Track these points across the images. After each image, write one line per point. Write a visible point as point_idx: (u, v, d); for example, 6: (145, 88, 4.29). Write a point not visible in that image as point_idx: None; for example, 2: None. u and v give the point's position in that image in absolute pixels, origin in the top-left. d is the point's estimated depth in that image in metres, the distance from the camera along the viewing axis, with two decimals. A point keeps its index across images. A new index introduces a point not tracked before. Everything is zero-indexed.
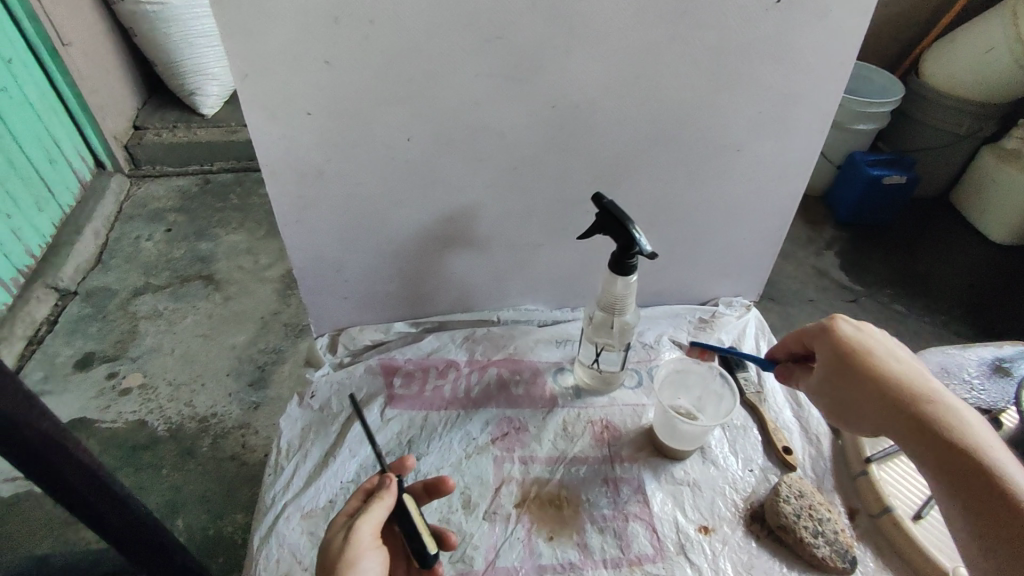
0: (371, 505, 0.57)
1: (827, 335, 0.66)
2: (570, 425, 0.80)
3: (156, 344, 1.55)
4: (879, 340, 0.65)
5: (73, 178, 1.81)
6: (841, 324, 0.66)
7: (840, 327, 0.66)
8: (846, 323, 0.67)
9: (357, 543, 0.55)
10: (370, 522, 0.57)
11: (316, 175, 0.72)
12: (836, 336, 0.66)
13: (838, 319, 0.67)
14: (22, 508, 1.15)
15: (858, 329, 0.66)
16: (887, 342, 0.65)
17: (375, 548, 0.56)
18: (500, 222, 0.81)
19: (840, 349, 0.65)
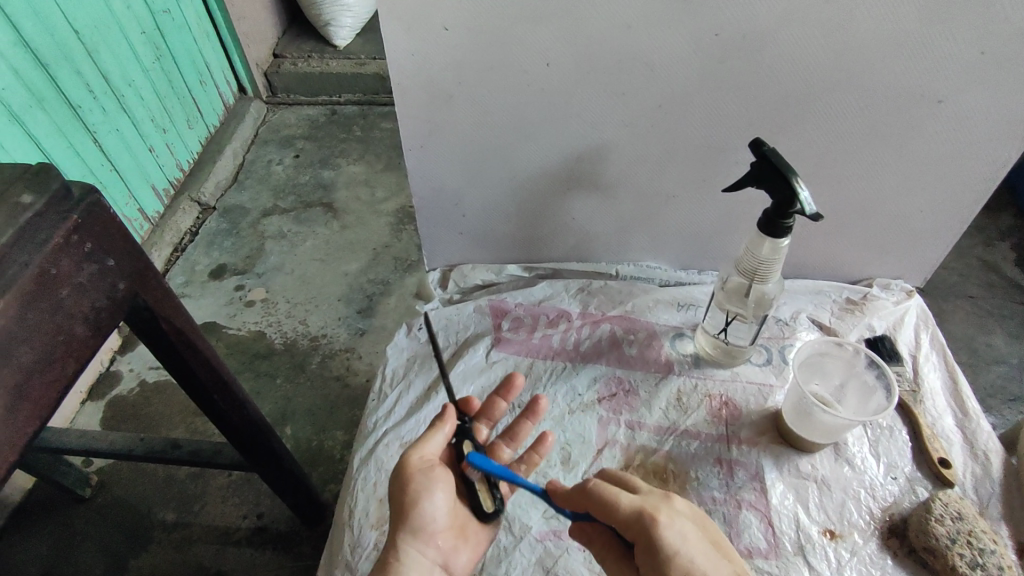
0: (427, 433, 0.53)
1: (651, 553, 0.49)
2: (684, 396, 0.73)
3: (278, 264, 1.64)
4: (691, 566, 0.48)
5: (218, 100, 1.92)
6: (665, 538, 0.49)
7: (669, 546, 0.48)
8: (665, 533, 0.49)
9: (413, 465, 0.52)
10: (427, 446, 0.53)
11: (446, 98, 0.68)
12: (663, 564, 0.48)
13: (660, 527, 0.49)
14: (162, 396, 1.27)
15: (677, 552, 0.48)
16: (692, 550, 0.49)
17: (434, 471, 0.52)
18: (633, 167, 0.74)
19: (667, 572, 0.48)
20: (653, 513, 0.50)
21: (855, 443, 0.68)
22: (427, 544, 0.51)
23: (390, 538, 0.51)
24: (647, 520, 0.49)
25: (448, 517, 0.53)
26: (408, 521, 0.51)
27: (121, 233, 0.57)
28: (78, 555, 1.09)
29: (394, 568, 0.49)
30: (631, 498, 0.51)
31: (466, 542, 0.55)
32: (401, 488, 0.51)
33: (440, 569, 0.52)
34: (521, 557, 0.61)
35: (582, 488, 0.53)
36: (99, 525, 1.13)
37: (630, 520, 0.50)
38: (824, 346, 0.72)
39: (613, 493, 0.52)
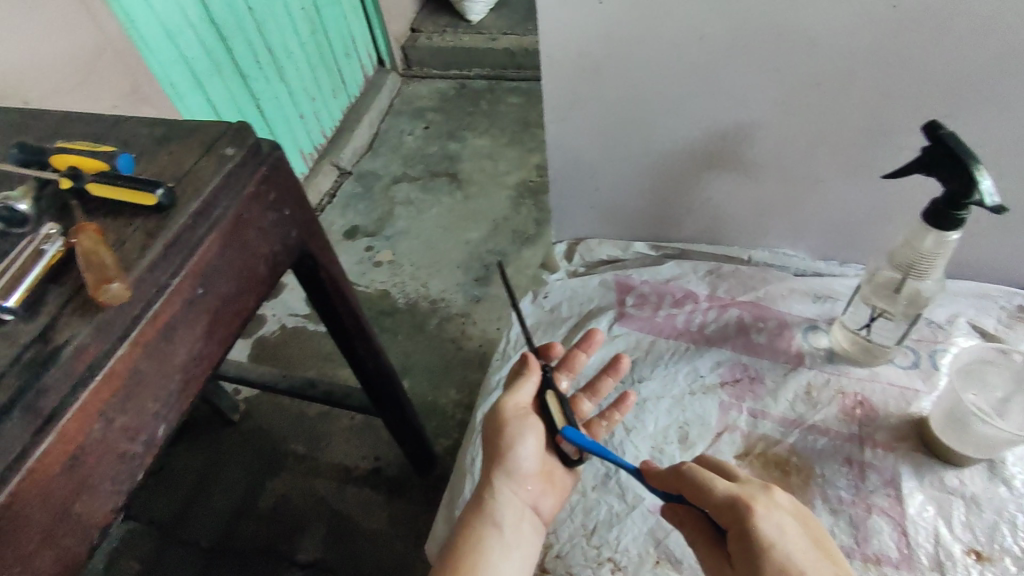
0: (517, 383, 0.59)
1: (743, 542, 0.48)
2: (815, 391, 0.70)
3: (405, 229, 1.74)
4: (789, 560, 0.46)
5: (360, 72, 2.05)
6: (762, 529, 0.47)
7: (762, 536, 0.47)
8: (760, 522, 0.47)
9: (507, 411, 0.58)
10: (518, 394, 0.59)
11: (592, 70, 0.69)
12: (756, 554, 0.47)
13: (754, 516, 0.48)
14: (299, 341, 1.41)
15: (773, 544, 0.46)
16: (790, 546, 0.47)
17: (525, 417, 0.57)
18: (780, 149, 0.71)
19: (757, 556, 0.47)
20: (748, 501, 0.49)
21: (1014, 463, 0.62)
22: (519, 485, 0.57)
23: (486, 476, 0.57)
24: (741, 507, 0.48)
25: (537, 462, 0.58)
26: (501, 461, 0.57)
27: (296, 187, 0.64)
28: (227, 470, 1.26)
29: (489, 501, 0.55)
30: (724, 485, 0.50)
31: (551, 488, 0.60)
32: (495, 430, 0.57)
33: (530, 509, 0.57)
34: (632, 526, 0.62)
35: (676, 471, 0.54)
36: (242, 450, 1.28)
37: (724, 505, 0.49)
38: (984, 352, 0.66)
39: (707, 477, 0.51)
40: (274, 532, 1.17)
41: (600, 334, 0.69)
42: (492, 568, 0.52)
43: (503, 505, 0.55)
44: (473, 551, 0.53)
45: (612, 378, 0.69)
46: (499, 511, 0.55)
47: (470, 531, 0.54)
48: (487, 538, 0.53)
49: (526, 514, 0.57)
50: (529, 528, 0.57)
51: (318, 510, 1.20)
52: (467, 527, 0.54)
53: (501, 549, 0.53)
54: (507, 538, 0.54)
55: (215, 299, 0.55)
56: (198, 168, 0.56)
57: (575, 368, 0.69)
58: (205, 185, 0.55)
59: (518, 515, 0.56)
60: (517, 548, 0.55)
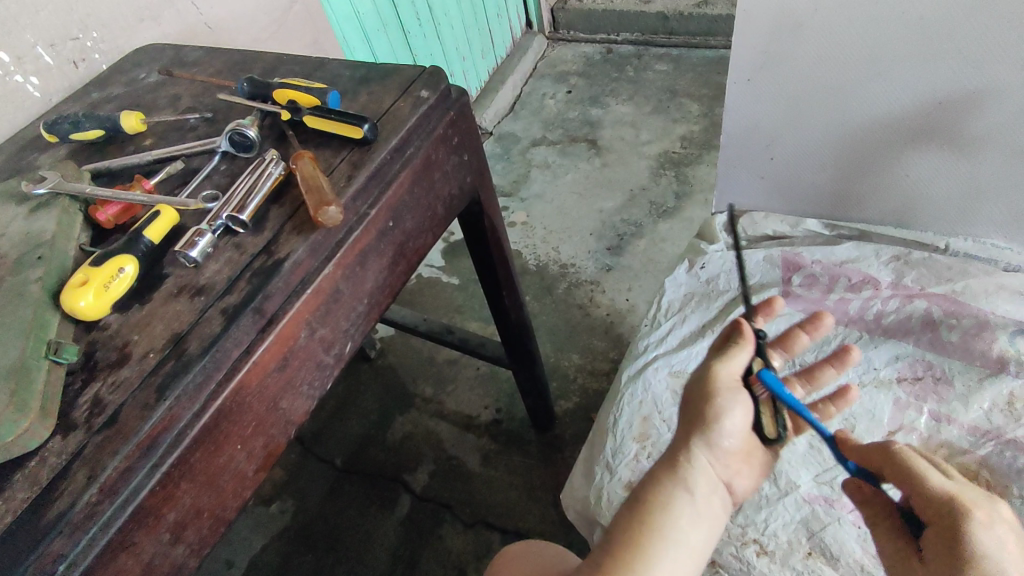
0: (728, 349, 0.53)
1: (948, 543, 0.43)
2: (1019, 403, 0.61)
3: (540, 192, 1.75)
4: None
5: (508, 35, 2.07)
6: (980, 539, 0.42)
7: (979, 546, 0.42)
8: (978, 532, 0.42)
9: (719, 378, 0.51)
10: (732, 363, 0.52)
11: (793, 27, 0.64)
12: (964, 561, 0.42)
13: (974, 525, 0.43)
14: (434, 291, 1.49)
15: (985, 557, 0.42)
16: (1004, 566, 0.42)
17: (741, 390, 0.51)
18: (1013, 122, 0.61)
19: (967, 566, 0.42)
20: (969, 507, 0.43)
21: None
22: (719, 458, 0.50)
23: (682, 441, 0.51)
24: (958, 510, 0.43)
25: (744, 438, 0.51)
26: (703, 428, 0.50)
27: (474, 133, 0.66)
28: (361, 400, 1.37)
29: (685, 466, 0.49)
30: (942, 483, 0.45)
31: (751, 468, 0.53)
32: (703, 396, 0.51)
33: (724, 485, 0.51)
34: (783, 511, 0.59)
35: (884, 448, 0.48)
36: (376, 385, 1.39)
37: (936, 503, 0.44)
38: None
39: (922, 468, 0.46)
40: (398, 462, 1.26)
41: (830, 318, 0.60)
42: (678, 533, 0.46)
43: (702, 474, 0.49)
44: (662, 512, 0.47)
45: (836, 371, 0.60)
46: (694, 478, 0.49)
47: (659, 490, 0.48)
48: (678, 502, 0.48)
49: (720, 489, 0.50)
50: (721, 505, 0.50)
51: (440, 449, 1.27)
52: (655, 485, 0.49)
53: (690, 515, 0.47)
54: (701, 509, 0.48)
55: (401, 232, 0.58)
56: (396, 107, 0.59)
57: (792, 349, 0.62)
58: (404, 124, 0.58)
59: (713, 488, 0.50)
60: (710, 523, 0.48)
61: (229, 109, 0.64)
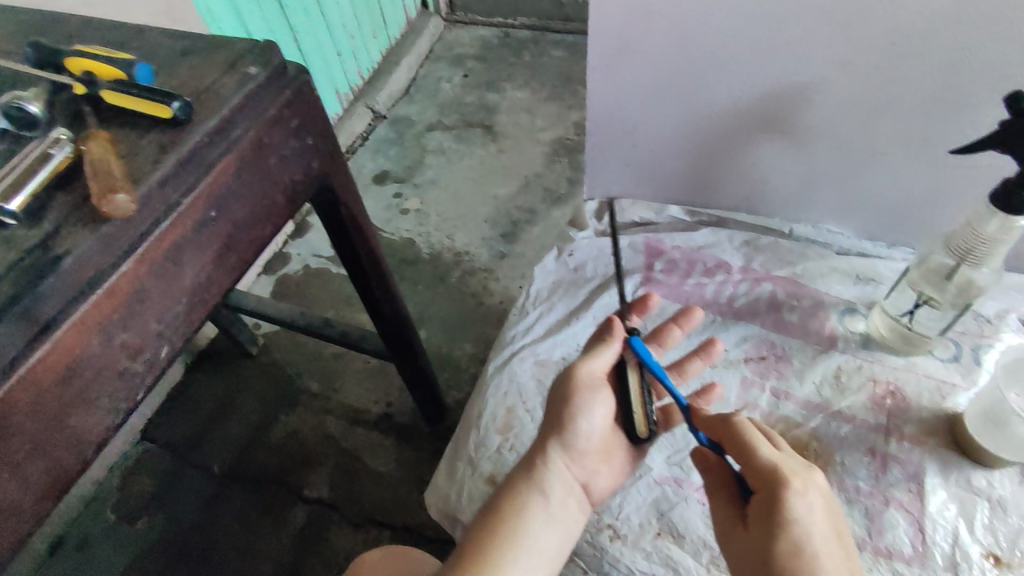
0: (594, 350, 0.56)
1: (768, 509, 0.46)
2: (845, 376, 0.67)
3: (435, 177, 1.69)
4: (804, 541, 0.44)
5: (401, 13, 1.98)
6: (793, 504, 0.45)
7: (790, 512, 0.45)
8: (795, 499, 0.45)
9: (580, 379, 0.55)
10: (596, 361, 0.56)
11: (644, 14, 0.63)
12: (776, 524, 0.45)
13: (788, 491, 0.45)
14: (319, 282, 1.40)
15: (796, 520, 0.45)
16: (812, 529, 0.45)
17: (598, 390, 0.55)
18: (839, 115, 0.65)
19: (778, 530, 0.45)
20: (788, 475, 0.46)
21: None
22: (575, 460, 0.54)
23: (542, 444, 0.55)
24: (780, 479, 0.46)
25: (601, 438, 0.56)
26: (560, 431, 0.54)
27: (320, 114, 0.61)
28: (241, 401, 1.19)
29: (541, 472, 0.53)
30: (771, 453, 0.48)
31: (610, 467, 0.57)
32: (562, 398, 0.55)
33: (580, 487, 0.55)
34: (636, 495, 0.61)
35: (726, 418, 0.51)
36: (258, 384, 1.21)
37: (762, 470, 0.47)
38: None
39: (754, 437, 0.49)
40: None
41: (700, 313, 0.64)
42: (530, 539, 0.51)
43: (555, 477, 0.53)
44: (514, 518, 0.51)
45: (703, 362, 0.65)
46: (549, 482, 0.53)
47: (515, 496, 0.52)
48: (531, 507, 0.52)
49: (574, 491, 0.54)
50: (577, 506, 0.55)
51: None
52: (512, 490, 0.53)
53: (543, 519, 0.52)
54: (553, 511, 0.53)
55: (228, 224, 0.53)
56: (220, 85, 0.54)
57: (666, 342, 0.65)
58: (225, 104, 0.52)
59: (568, 490, 0.54)
60: (561, 525, 0.53)
61: (8, 80, 0.55)
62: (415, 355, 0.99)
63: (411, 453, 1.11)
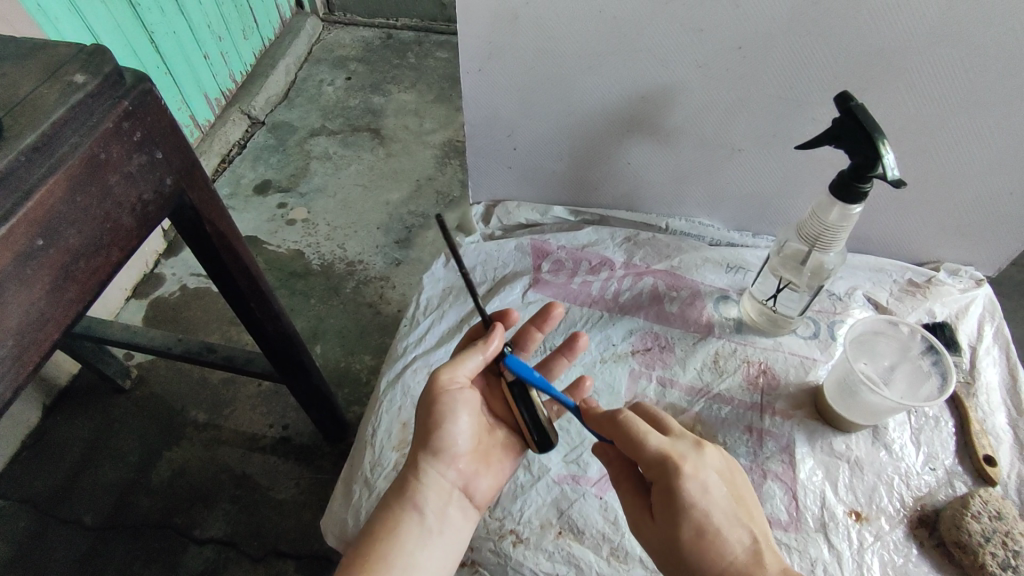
0: (460, 356, 0.55)
1: (669, 498, 0.48)
2: (722, 359, 0.71)
3: (322, 185, 1.61)
4: (707, 518, 0.47)
5: (275, 13, 1.86)
6: (687, 488, 0.47)
7: (687, 498, 0.47)
8: (687, 481, 0.47)
9: (442, 385, 0.55)
10: (459, 367, 0.55)
11: (510, 19, 0.64)
12: (678, 511, 0.47)
13: (681, 475, 0.47)
14: (198, 303, 1.28)
15: (693, 501, 0.47)
16: (709, 508, 0.47)
17: (462, 393, 0.55)
18: (698, 114, 0.69)
19: (681, 523, 0.47)
20: (678, 460, 0.48)
21: (896, 429, 0.65)
22: (449, 466, 0.54)
23: (413, 457, 0.54)
24: (671, 465, 0.48)
25: (471, 439, 0.56)
26: (430, 442, 0.54)
27: (171, 125, 0.56)
28: (116, 439, 1.07)
29: (413, 485, 0.53)
30: (658, 437, 0.50)
31: (488, 470, 0.57)
32: (427, 406, 0.54)
33: (459, 492, 0.55)
34: (536, 497, 0.61)
35: (613, 416, 0.51)
36: (134, 419, 1.09)
37: (653, 463, 0.49)
38: (876, 324, 0.68)
39: (642, 430, 0.50)
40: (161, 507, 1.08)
41: (560, 310, 0.64)
42: (405, 555, 0.50)
43: (428, 488, 0.53)
44: (387, 537, 0.51)
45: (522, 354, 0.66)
46: (423, 494, 0.53)
47: (388, 514, 0.52)
48: (406, 523, 0.51)
49: (450, 498, 0.54)
50: (458, 514, 0.55)
51: None
52: (385, 510, 0.52)
53: (419, 534, 0.51)
54: (429, 524, 0.52)
55: (62, 252, 0.47)
56: (39, 97, 0.48)
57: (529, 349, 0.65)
58: (47, 117, 0.46)
59: (445, 499, 0.54)
60: (439, 535, 0.53)
61: None
62: (306, 375, 0.93)
63: (310, 477, 1.05)
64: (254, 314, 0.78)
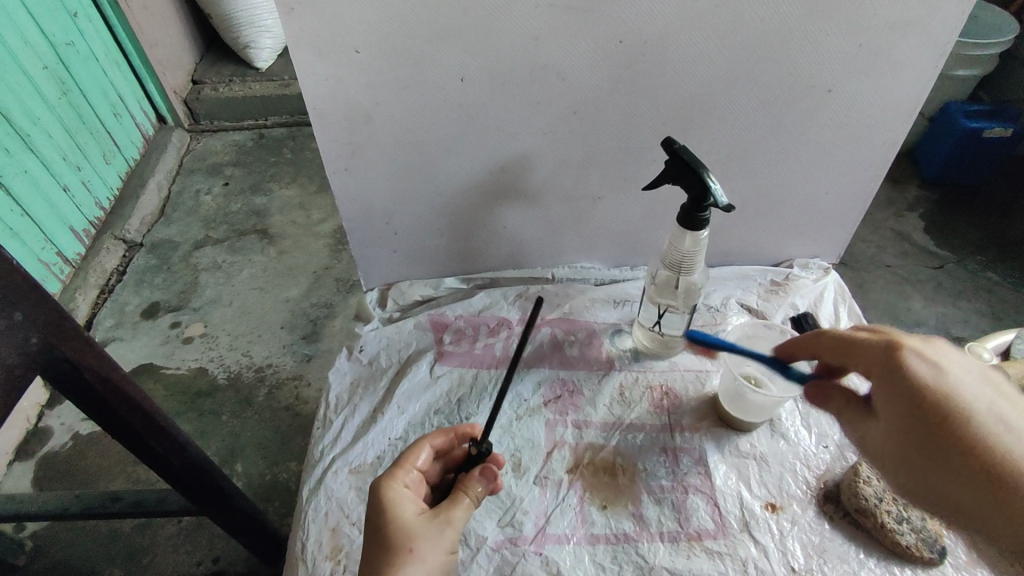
0: (463, 504, 0.54)
1: (893, 376, 0.52)
2: (627, 390, 0.75)
3: (216, 296, 1.55)
4: (967, 388, 0.50)
5: (137, 132, 1.82)
6: (911, 359, 0.51)
7: (914, 368, 0.51)
8: (916, 357, 0.51)
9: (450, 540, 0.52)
10: (459, 516, 0.54)
11: (364, 119, 0.68)
12: (904, 382, 0.51)
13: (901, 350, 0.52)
14: (96, 450, 1.19)
15: (950, 375, 0.51)
16: (961, 382, 0.50)
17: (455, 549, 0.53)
18: (555, 173, 0.76)
19: (911, 388, 0.51)
20: (905, 342, 0.53)
21: (788, 418, 0.72)
22: None
23: None
24: (887, 348, 0.53)
25: None
26: None
27: (31, 282, 0.53)
28: None
29: None
30: (877, 336, 0.55)
31: None
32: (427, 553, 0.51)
33: None
34: (479, 569, 0.62)
35: (829, 339, 0.58)
36: None
37: (894, 352, 0.52)
38: (754, 327, 0.76)
39: (857, 335, 0.56)
40: None
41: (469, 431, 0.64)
42: None
43: None
44: None
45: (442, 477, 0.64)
46: None
47: None
48: None
49: None
50: None
51: None
52: None
53: None
54: None
55: None
56: None
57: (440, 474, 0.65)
58: None
59: None
60: None
61: None
62: (230, 502, 0.83)
63: None
64: (158, 454, 0.70)
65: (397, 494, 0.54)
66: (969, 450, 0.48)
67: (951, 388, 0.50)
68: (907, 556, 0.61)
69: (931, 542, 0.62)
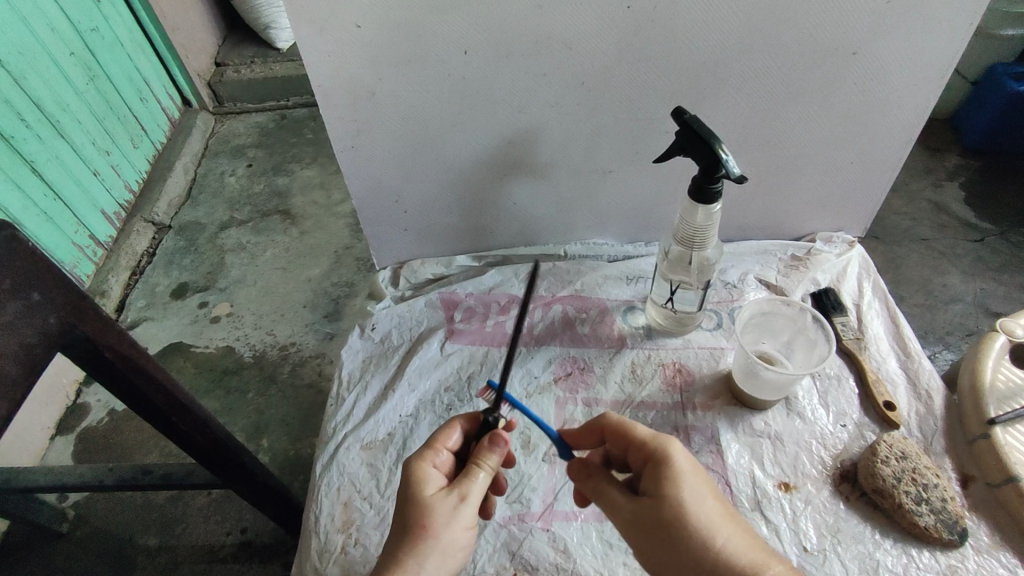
0: (475, 480, 0.52)
1: (660, 471, 0.50)
2: (638, 368, 0.74)
3: (240, 277, 1.58)
4: (717, 507, 0.48)
5: (163, 115, 1.84)
6: (677, 457, 0.50)
7: (678, 465, 0.50)
8: (679, 453, 0.51)
9: (463, 516, 0.50)
10: (473, 492, 0.51)
11: (368, 96, 0.67)
12: (668, 477, 0.49)
13: (673, 447, 0.51)
14: (131, 425, 1.23)
15: (697, 482, 0.49)
16: (714, 499, 0.49)
17: (473, 526, 0.51)
18: (565, 148, 0.74)
19: (674, 490, 0.48)
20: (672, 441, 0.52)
21: (805, 396, 0.70)
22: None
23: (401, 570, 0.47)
24: (661, 440, 0.52)
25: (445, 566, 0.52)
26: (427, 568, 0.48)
27: (47, 264, 0.54)
28: None
29: None
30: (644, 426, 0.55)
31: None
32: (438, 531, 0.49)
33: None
34: (486, 544, 0.62)
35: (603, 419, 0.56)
36: (76, 563, 1.01)
37: (668, 449, 0.51)
38: (770, 304, 0.73)
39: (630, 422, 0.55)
40: None
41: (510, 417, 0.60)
42: None
43: None
44: None
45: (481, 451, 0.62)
46: None
47: None
48: None
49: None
50: None
51: None
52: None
53: None
54: None
55: None
56: None
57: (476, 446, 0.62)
58: None
59: None
60: None
61: None
62: (253, 478, 0.85)
63: None
64: (180, 430, 0.72)
65: (420, 470, 0.53)
66: (673, 527, 0.47)
67: (707, 501, 0.48)
68: (926, 538, 0.59)
69: (952, 523, 0.60)
